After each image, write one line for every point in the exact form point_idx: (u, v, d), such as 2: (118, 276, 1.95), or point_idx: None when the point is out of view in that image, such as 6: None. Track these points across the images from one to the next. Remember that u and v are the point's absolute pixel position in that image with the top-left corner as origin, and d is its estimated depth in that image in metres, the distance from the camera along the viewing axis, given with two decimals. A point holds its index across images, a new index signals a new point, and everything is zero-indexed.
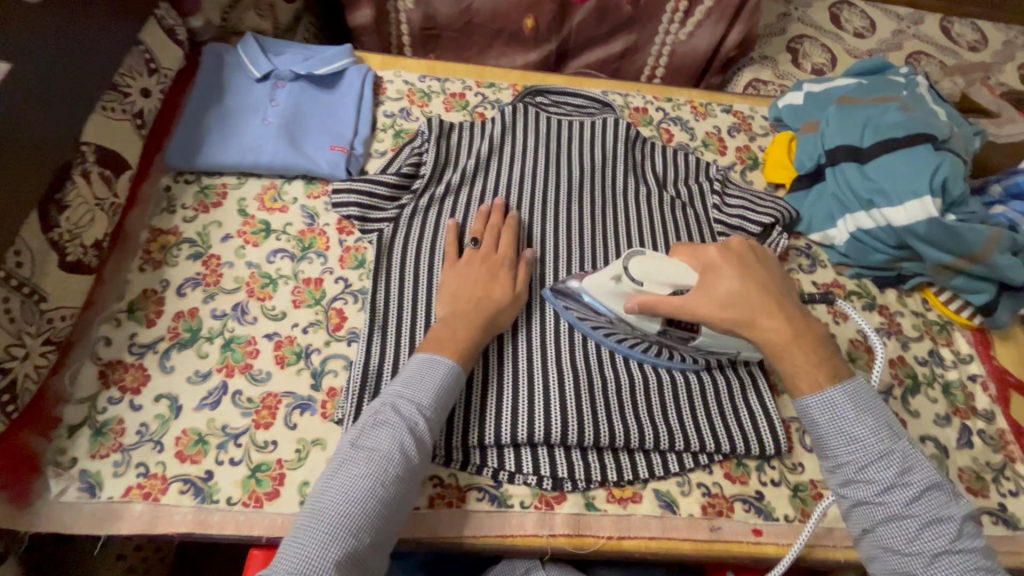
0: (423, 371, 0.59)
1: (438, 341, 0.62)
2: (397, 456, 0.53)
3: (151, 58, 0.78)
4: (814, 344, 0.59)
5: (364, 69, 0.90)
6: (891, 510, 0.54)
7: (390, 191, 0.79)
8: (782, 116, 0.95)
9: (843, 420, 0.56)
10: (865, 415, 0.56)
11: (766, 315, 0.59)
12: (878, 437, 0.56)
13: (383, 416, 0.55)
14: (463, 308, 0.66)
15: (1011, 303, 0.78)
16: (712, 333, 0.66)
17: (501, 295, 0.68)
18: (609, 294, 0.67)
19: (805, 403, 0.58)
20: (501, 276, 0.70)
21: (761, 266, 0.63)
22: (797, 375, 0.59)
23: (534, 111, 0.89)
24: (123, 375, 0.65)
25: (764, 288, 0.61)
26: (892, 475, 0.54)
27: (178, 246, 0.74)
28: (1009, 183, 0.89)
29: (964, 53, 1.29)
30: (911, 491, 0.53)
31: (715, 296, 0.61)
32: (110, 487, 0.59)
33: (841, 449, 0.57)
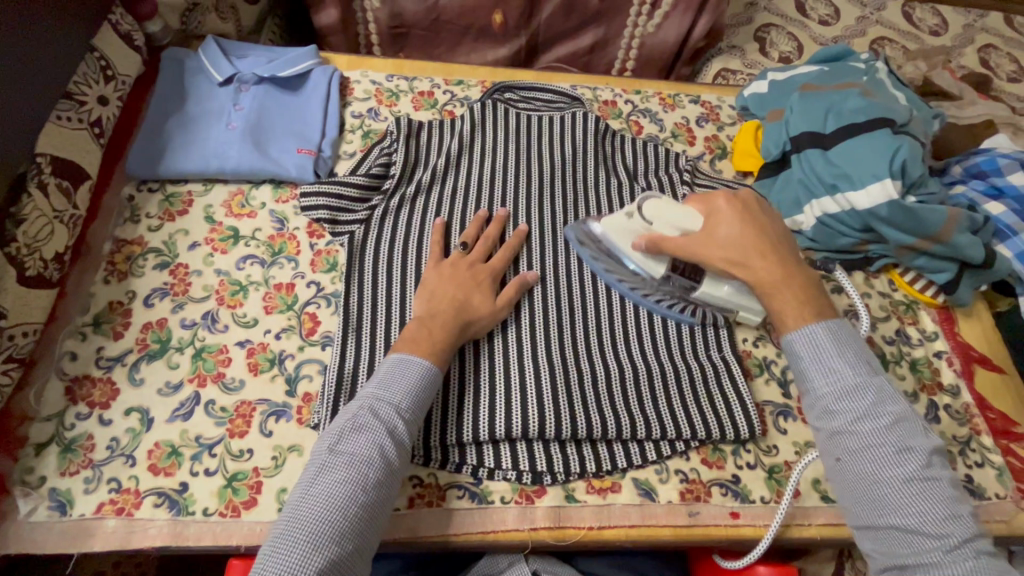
0: (399, 373, 0.59)
1: (412, 341, 0.62)
2: (377, 461, 0.53)
3: (106, 64, 0.76)
4: (802, 279, 0.64)
5: (329, 70, 0.89)
6: (865, 438, 0.55)
7: (360, 192, 0.78)
8: (749, 105, 0.97)
9: (823, 352, 0.59)
10: (844, 349, 0.59)
11: (758, 257, 0.65)
12: (855, 370, 0.57)
13: (360, 420, 0.55)
14: (439, 305, 0.66)
15: (972, 280, 0.80)
16: (713, 282, 0.72)
17: (476, 292, 0.68)
18: (621, 230, 0.75)
19: (790, 339, 0.61)
20: (474, 274, 0.70)
21: (761, 213, 0.68)
22: (784, 314, 0.62)
23: (504, 107, 0.89)
24: (91, 390, 0.63)
25: (763, 232, 0.67)
26: (867, 405, 0.56)
27: (144, 256, 0.72)
28: (969, 163, 0.91)
29: (925, 38, 1.31)
30: (885, 418, 0.55)
31: (715, 237, 0.68)
32: (81, 504, 0.58)
33: (819, 379, 0.58)
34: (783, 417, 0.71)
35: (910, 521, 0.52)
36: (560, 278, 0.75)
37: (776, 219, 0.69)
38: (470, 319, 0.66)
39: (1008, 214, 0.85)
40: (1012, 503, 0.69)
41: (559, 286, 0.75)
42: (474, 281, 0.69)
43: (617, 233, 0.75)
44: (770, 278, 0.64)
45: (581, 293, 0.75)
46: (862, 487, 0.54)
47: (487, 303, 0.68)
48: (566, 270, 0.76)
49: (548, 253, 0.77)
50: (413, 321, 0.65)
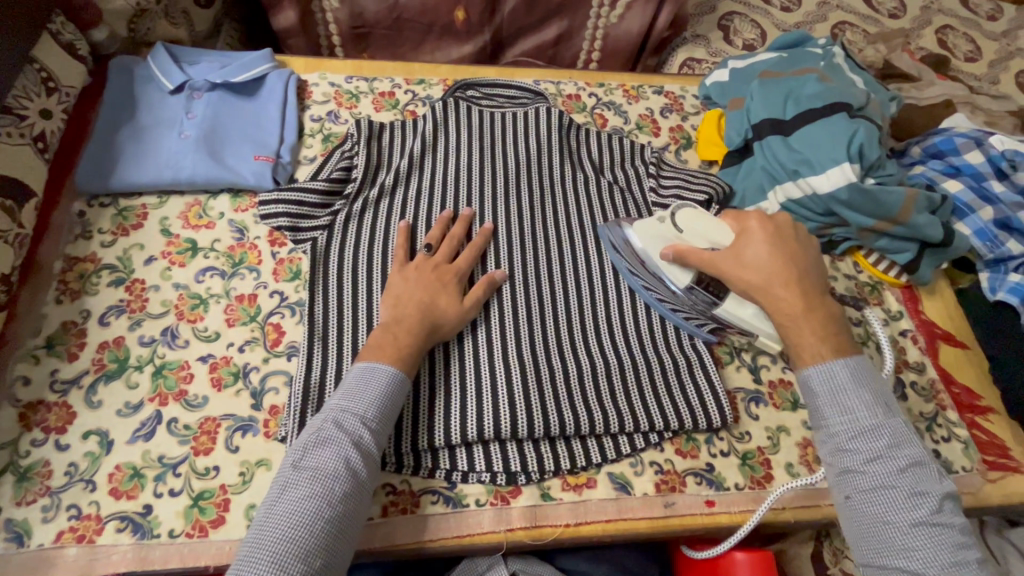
0: (364, 382, 0.58)
1: (379, 347, 0.61)
2: (343, 473, 0.52)
3: (48, 76, 0.74)
4: (804, 277, 0.64)
5: (285, 73, 0.87)
6: (876, 479, 0.54)
7: (322, 198, 0.76)
8: (711, 94, 0.97)
9: (840, 389, 0.58)
10: (862, 388, 0.58)
11: (783, 287, 0.63)
12: (872, 410, 0.57)
13: (324, 433, 0.54)
14: (408, 309, 0.64)
15: (932, 259, 0.81)
16: (736, 302, 0.70)
17: (444, 295, 0.67)
18: (651, 236, 0.74)
19: (807, 374, 0.60)
20: (442, 276, 0.69)
21: (786, 243, 0.67)
22: (801, 347, 0.62)
23: (466, 105, 0.88)
24: (47, 415, 0.61)
25: (790, 261, 0.65)
26: (882, 447, 0.55)
27: (98, 272, 0.70)
28: (927, 144, 0.93)
29: (885, 21, 1.33)
30: (899, 462, 0.54)
31: (740, 258, 0.66)
32: (39, 534, 0.56)
33: (834, 418, 0.58)
34: (754, 403, 0.72)
35: (917, 566, 0.51)
36: (528, 276, 0.75)
37: (809, 247, 0.68)
38: (438, 320, 0.65)
39: (966, 191, 0.86)
40: (978, 475, 0.71)
41: (528, 284, 0.74)
42: (441, 283, 0.68)
43: (647, 240, 0.74)
44: (792, 310, 0.62)
45: (551, 289, 0.74)
46: (871, 529, 0.53)
47: (455, 304, 0.67)
48: (535, 268, 0.76)
49: (515, 250, 0.77)
50: (380, 326, 0.64)
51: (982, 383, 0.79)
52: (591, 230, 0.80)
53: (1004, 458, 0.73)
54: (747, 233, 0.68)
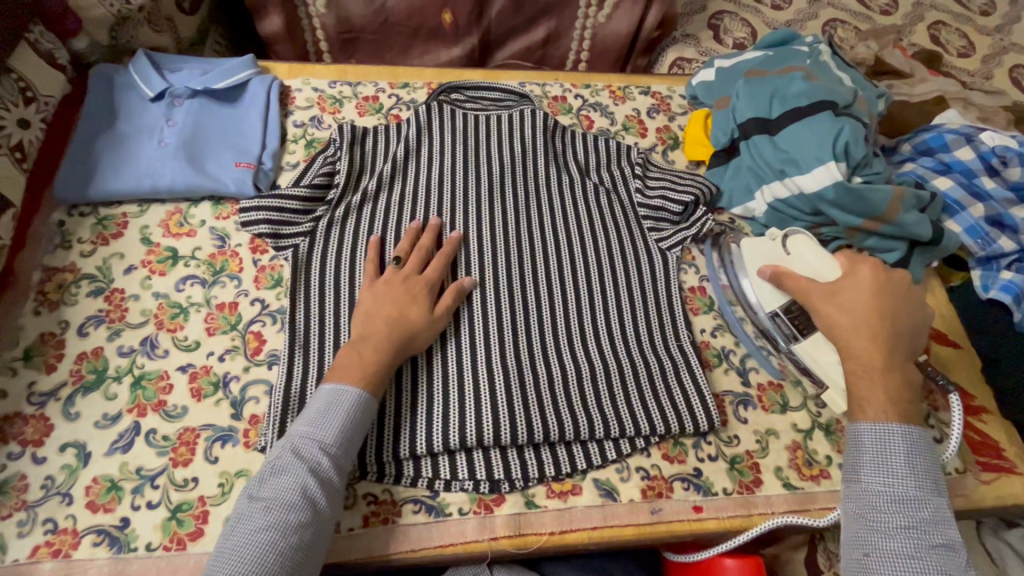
0: (329, 405, 0.57)
1: (345, 365, 0.60)
2: (299, 503, 0.51)
3: (26, 85, 0.73)
4: (894, 339, 0.62)
5: (268, 79, 0.87)
6: (906, 547, 0.53)
7: (301, 205, 0.75)
8: (698, 94, 0.97)
9: (893, 453, 0.57)
10: (914, 459, 0.56)
11: (868, 339, 0.62)
12: (919, 483, 0.55)
13: (282, 461, 0.53)
14: (377, 325, 0.63)
15: (922, 257, 0.80)
16: (818, 345, 0.68)
17: (416, 306, 0.66)
18: (757, 252, 0.75)
19: (858, 428, 0.59)
20: (411, 285, 0.68)
21: (881, 296, 0.64)
22: (866, 402, 0.60)
23: (450, 108, 0.87)
24: (24, 428, 0.60)
25: (889, 318, 0.63)
26: (917, 520, 0.54)
27: (77, 283, 0.70)
28: (917, 141, 0.92)
29: (876, 17, 1.32)
30: (932, 538, 0.53)
31: (837, 299, 0.65)
32: (15, 549, 0.55)
33: (875, 477, 0.56)
34: (743, 407, 0.71)
35: None
36: (512, 280, 0.74)
37: (915, 309, 0.65)
38: (408, 331, 0.64)
39: (956, 188, 0.85)
40: (971, 476, 0.70)
41: (512, 288, 0.73)
42: (412, 296, 0.67)
43: (751, 254, 0.75)
44: (868, 361, 0.61)
45: (535, 292, 0.74)
46: None
47: (427, 316, 0.66)
48: (518, 272, 0.75)
49: (497, 255, 0.76)
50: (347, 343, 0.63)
51: (975, 382, 0.78)
52: (576, 232, 0.79)
53: (998, 459, 0.72)
54: (854, 278, 0.66)
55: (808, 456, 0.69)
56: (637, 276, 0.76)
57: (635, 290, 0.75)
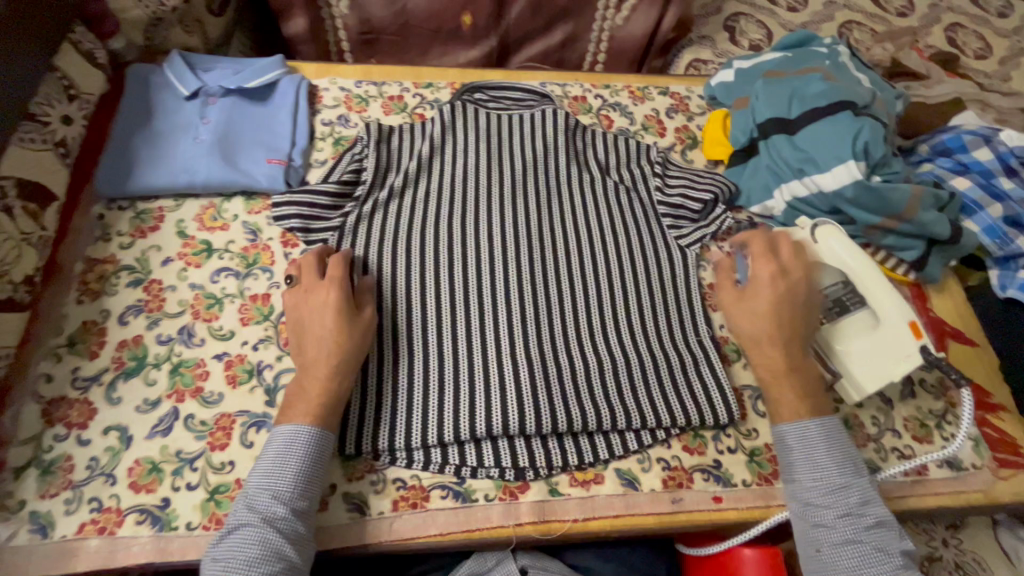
0: (281, 453, 0.57)
1: (295, 406, 0.60)
2: (260, 558, 0.52)
3: (69, 83, 0.76)
4: (795, 336, 0.66)
5: (297, 79, 0.89)
6: (845, 534, 0.58)
7: (332, 201, 0.77)
8: (716, 94, 0.98)
9: (814, 448, 0.61)
10: (834, 449, 0.61)
11: (771, 343, 0.65)
12: (842, 470, 0.60)
13: (239, 519, 0.54)
14: (314, 365, 0.62)
15: (940, 256, 0.81)
16: (835, 334, 0.70)
17: (330, 319, 0.63)
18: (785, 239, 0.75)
19: (782, 430, 0.64)
20: (319, 295, 0.65)
21: (779, 294, 0.66)
22: (780, 406, 0.64)
23: (474, 107, 0.89)
24: (69, 411, 0.63)
25: (788, 320, 0.66)
26: (851, 505, 0.59)
27: (117, 274, 0.72)
28: (935, 142, 0.93)
29: (893, 19, 1.33)
30: (866, 519, 0.58)
31: (749, 308, 0.67)
32: (63, 526, 0.57)
33: (804, 474, 0.61)
34: (762, 401, 0.72)
35: None
36: (536, 274, 0.76)
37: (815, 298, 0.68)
38: (346, 357, 0.62)
39: (974, 188, 0.86)
40: (988, 472, 0.71)
41: (535, 281, 0.75)
42: (331, 309, 0.64)
43: None
44: (775, 366, 0.65)
45: (557, 286, 0.75)
46: None
47: (345, 327, 0.63)
48: (538, 269, 0.76)
49: (518, 251, 0.77)
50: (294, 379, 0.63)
51: (992, 380, 0.79)
52: (596, 229, 0.81)
53: (1015, 456, 0.72)
54: (752, 287, 0.68)
55: None
56: (658, 272, 0.78)
57: (656, 285, 0.77)
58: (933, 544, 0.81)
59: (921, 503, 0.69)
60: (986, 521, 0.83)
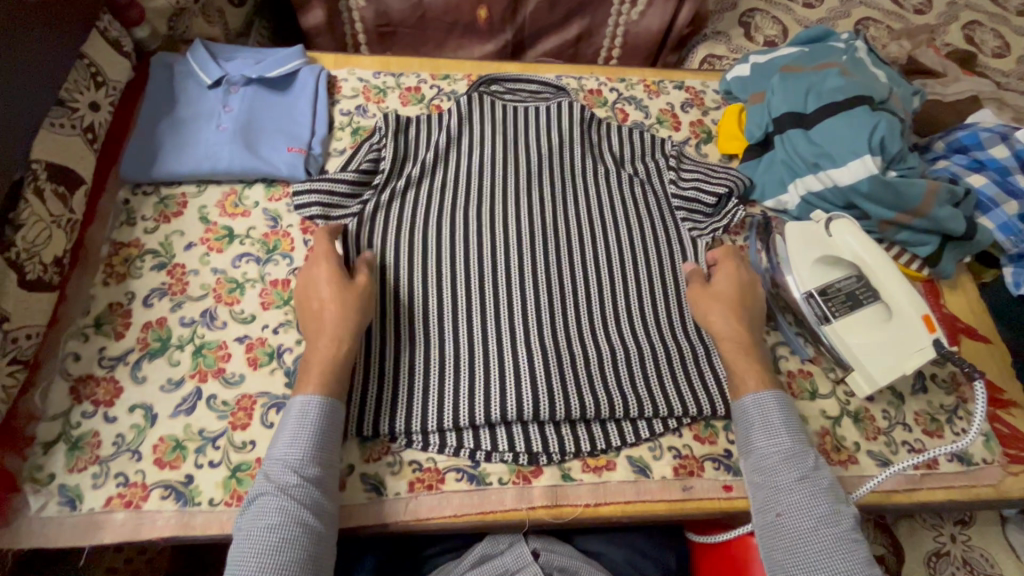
0: (296, 424, 0.58)
1: (306, 376, 0.61)
2: (279, 523, 0.52)
3: (97, 71, 0.78)
4: (751, 318, 0.70)
5: (317, 69, 0.91)
6: (805, 495, 0.58)
7: (351, 188, 0.79)
8: (732, 89, 0.98)
9: (771, 416, 0.63)
10: (788, 417, 0.63)
11: (734, 318, 0.70)
12: (797, 436, 0.62)
13: (258, 489, 0.55)
14: (321, 340, 0.64)
15: (955, 252, 0.81)
16: (847, 327, 0.70)
17: (326, 290, 0.67)
18: (798, 236, 0.76)
19: (744, 403, 0.65)
20: (315, 271, 0.68)
21: (740, 287, 0.72)
22: (743, 377, 0.66)
23: (490, 100, 0.90)
24: (95, 389, 0.65)
25: (745, 304, 0.71)
26: (807, 467, 0.59)
27: (142, 257, 0.74)
28: (952, 139, 0.93)
29: (910, 16, 1.32)
30: (822, 481, 0.59)
31: (713, 292, 0.72)
32: (90, 498, 0.59)
33: (764, 441, 0.62)
34: None
35: None
36: (550, 265, 0.77)
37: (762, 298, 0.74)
38: (343, 325, 0.64)
39: (990, 185, 0.86)
40: (999, 468, 0.71)
41: (550, 271, 0.76)
42: (325, 280, 0.67)
43: (792, 237, 0.76)
44: (740, 340, 0.68)
45: (572, 276, 0.76)
46: (799, 543, 0.56)
47: (340, 296, 0.66)
48: (550, 257, 0.77)
49: (531, 240, 0.78)
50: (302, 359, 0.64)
51: (1006, 377, 0.79)
52: (611, 221, 0.82)
53: None
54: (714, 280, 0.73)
55: (836, 442, 0.70)
56: (672, 266, 0.78)
57: (668, 277, 0.77)
58: (940, 539, 0.81)
59: (932, 496, 0.69)
60: (995, 517, 0.83)
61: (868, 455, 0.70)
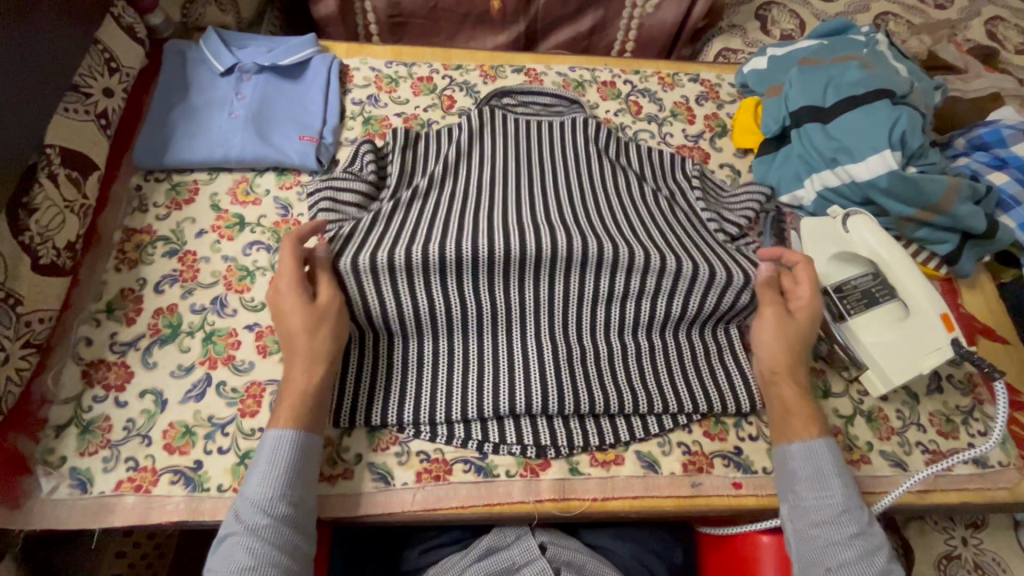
0: (267, 457, 0.56)
1: (279, 409, 0.59)
2: (249, 567, 0.51)
3: (111, 57, 0.78)
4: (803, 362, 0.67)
5: (329, 57, 0.90)
6: (857, 553, 0.55)
7: (361, 201, 0.76)
8: (748, 82, 0.97)
9: (823, 467, 0.60)
10: (840, 469, 0.60)
11: (793, 363, 0.66)
12: (848, 489, 0.59)
13: (229, 529, 0.53)
14: (295, 366, 0.61)
15: (975, 251, 0.79)
16: (861, 326, 0.69)
17: (295, 318, 0.62)
18: (815, 233, 0.76)
19: (794, 448, 0.62)
20: (278, 292, 0.64)
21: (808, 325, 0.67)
22: (789, 422, 0.63)
23: (501, 112, 0.88)
24: (107, 373, 0.65)
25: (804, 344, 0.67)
26: (859, 525, 0.57)
27: (153, 244, 0.74)
28: (973, 135, 0.90)
29: (931, 11, 1.29)
30: (871, 535, 0.57)
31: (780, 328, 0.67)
32: (101, 482, 0.60)
33: (811, 492, 0.59)
34: None
35: None
36: None
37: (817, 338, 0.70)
38: (314, 351, 0.61)
39: (1012, 183, 0.84)
40: (1015, 471, 0.70)
41: None
42: (292, 306, 0.62)
43: (808, 234, 0.76)
44: (794, 385, 0.65)
45: None
46: None
47: (310, 322, 0.62)
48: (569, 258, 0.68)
49: (544, 233, 0.69)
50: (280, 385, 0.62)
51: None
52: (646, 232, 0.74)
53: None
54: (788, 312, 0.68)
55: (849, 441, 0.69)
56: (724, 275, 0.70)
57: None
58: (952, 543, 0.80)
59: (945, 497, 0.68)
60: (1008, 522, 0.82)
61: (881, 456, 0.68)
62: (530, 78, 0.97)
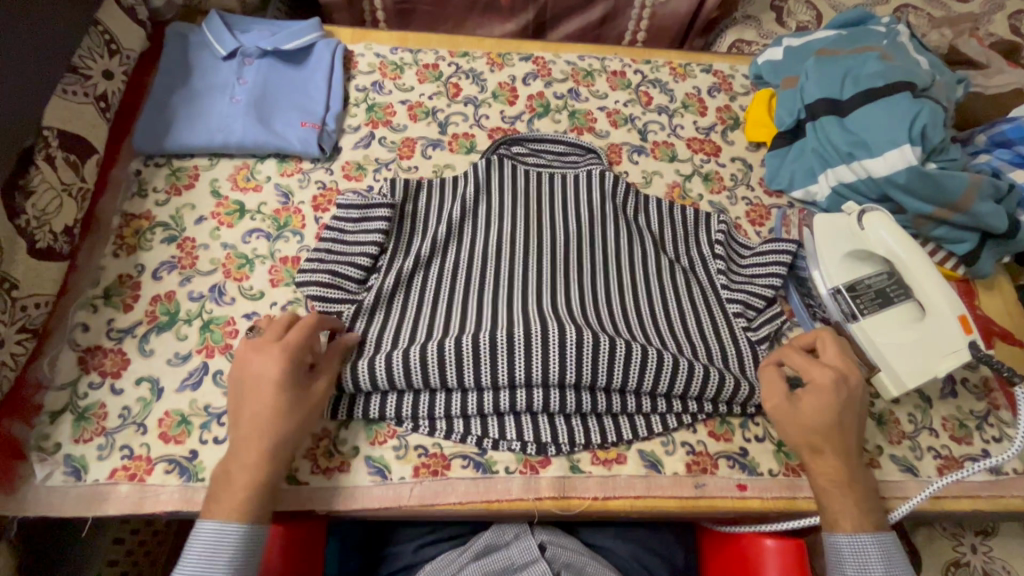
0: (211, 549, 0.52)
1: (219, 491, 0.54)
2: None
3: (111, 38, 0.76)
4: (849, 443, 0.60)
5: (333, 42, 0.88)
6: None
7: (361, 275, 0.70)
8: (762, 73, 0.94)
9: (869, 562, 0.57)
10: (889, 560, 0.57)
11: (833, 446, 0.59)
12: None
13: None
14: (249, 445, 0.55)
15: (994, 252, 0.77)
16: (876, 324, 0.67)
17: (269, 395, 0.56)
18: (829, 231, 0.73)
19: (836, 541, 0.58)
20: (259, 360, 0.58)
21: (831, 412, 0.59)
22: (837, 511, 0.59)
23: (513, 165, 0.81)
24: (103, 360, 0.64)
25: (843, 428, 0.60)
26: None
27: (152, 229, 0.73)
28: (994, 131, 0.87)
29: (953, 4, 1.25)
30: None
31: (801, 419, 0.60)
32: (95, 470, 0.59)
33: None
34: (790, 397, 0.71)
35: None
36: (566, 253, 0.74)
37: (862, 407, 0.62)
38: (278, 434, 0.56)
39: None
40: None
41: (569, 258, 0.74)
42: (271, 381, 0.56)
43: (823, 230, 0.74)
44: (833, 473, 0.59)
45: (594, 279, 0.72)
46: None
47: (289, 404, 0.57)
48: (575, 366, 0.63)
49: (553, 329, 0.63)
50: (228, 448, 0.57)
51: None
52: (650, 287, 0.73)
53: None
54: (800, 402, 0.60)
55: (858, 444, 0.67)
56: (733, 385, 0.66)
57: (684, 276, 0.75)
58: (960, 549, 0.78)
59: (956, 503, 0.66)
60: (1020, 530, 0.80)
61: (891, 460, 0.67)
62: (539, 66, 0.94)
